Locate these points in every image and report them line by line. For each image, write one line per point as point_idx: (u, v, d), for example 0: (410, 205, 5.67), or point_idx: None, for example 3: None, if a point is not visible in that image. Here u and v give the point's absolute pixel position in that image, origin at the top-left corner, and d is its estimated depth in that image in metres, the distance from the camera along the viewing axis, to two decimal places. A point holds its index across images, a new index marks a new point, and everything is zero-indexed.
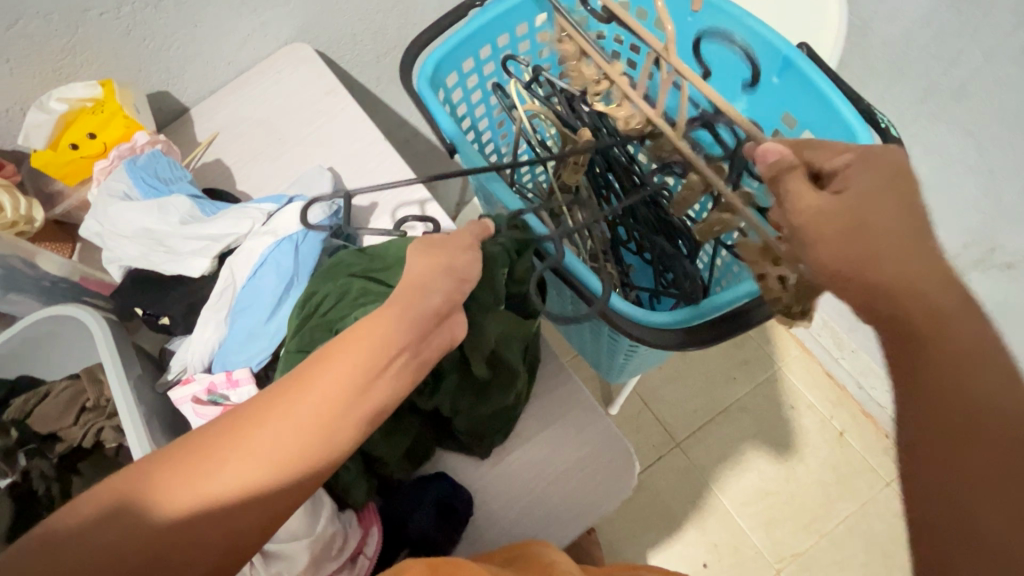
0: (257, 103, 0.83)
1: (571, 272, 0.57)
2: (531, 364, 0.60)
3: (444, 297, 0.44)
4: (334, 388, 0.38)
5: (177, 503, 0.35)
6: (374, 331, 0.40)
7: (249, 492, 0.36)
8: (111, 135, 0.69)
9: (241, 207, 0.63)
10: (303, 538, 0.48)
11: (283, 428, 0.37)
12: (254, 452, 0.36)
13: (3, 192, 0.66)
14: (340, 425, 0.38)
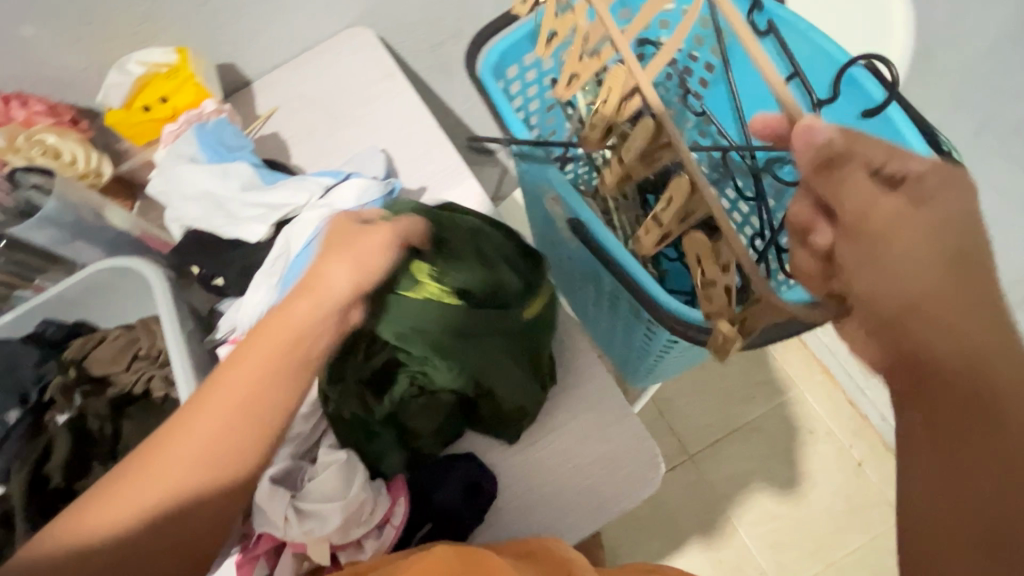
0: (316, 82, 0.86)
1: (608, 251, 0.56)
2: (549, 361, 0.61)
3: (348, 280, 0.46)
4: (255, 375, 0.43)
5: (178, 470, 0.41)
6: (279, 319, 0.45)
7: (205, 483, 0.41)
8: (181, 100, 0.72)
9: (300, 178, 0.65)
10: (336, 500, 0.50)
11: (214, 422, 0.42)
12: (230, 406, 0.42)
13: (77, 145, 0.69)
14: (269, 402, 0.43)
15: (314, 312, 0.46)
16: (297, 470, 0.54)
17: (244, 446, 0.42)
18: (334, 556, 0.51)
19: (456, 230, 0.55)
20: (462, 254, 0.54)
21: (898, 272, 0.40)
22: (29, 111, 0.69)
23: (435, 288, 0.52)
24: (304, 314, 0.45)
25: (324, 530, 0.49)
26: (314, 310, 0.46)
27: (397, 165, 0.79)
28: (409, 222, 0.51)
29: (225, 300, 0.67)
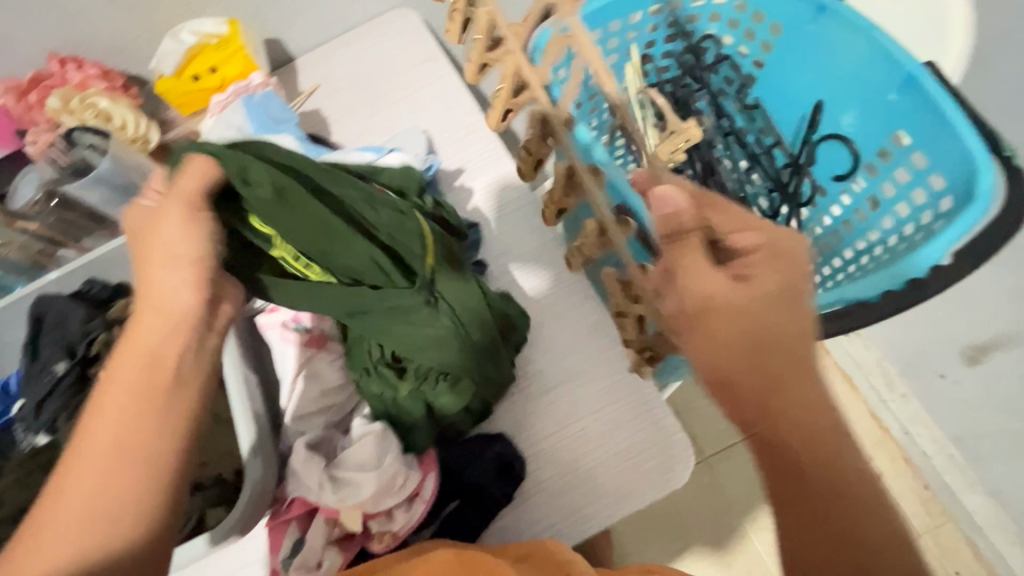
0: (358, 60, 0.86)
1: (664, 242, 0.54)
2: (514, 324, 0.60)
3: (190, 280, 0.41)
4: (122, 423, 0.37)
5: (73, 510, 0.34)
6: (126, 355, 0.40)
7: (110, 513, 0.35)
8: (230, 71, 0.74)
9: (343, 153, 0.66)
10: (370, 469, 0.51)
11: (91, 477, 0.35)
12: (113, 423, 0.37)
13: (129, 111, 0.71)
14: (157, 438, 0.37)
15: (166, 331, 0.40)
16: (331, 440, 0.56)
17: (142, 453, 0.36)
18: (365, 526, 0.52)
19: (266, 181, 0.44)
20: (288, 216, 0.46)
21: (732, 344, 0.40)
22: (84, 75, 0.70)
23: (307, 258, 0.49)
24: (158, 338, 0.40)
25: (357, 498, 0.50)
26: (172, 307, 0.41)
27: (437, 146, 0.79)
28: (183, 188, 0.42)
29: None
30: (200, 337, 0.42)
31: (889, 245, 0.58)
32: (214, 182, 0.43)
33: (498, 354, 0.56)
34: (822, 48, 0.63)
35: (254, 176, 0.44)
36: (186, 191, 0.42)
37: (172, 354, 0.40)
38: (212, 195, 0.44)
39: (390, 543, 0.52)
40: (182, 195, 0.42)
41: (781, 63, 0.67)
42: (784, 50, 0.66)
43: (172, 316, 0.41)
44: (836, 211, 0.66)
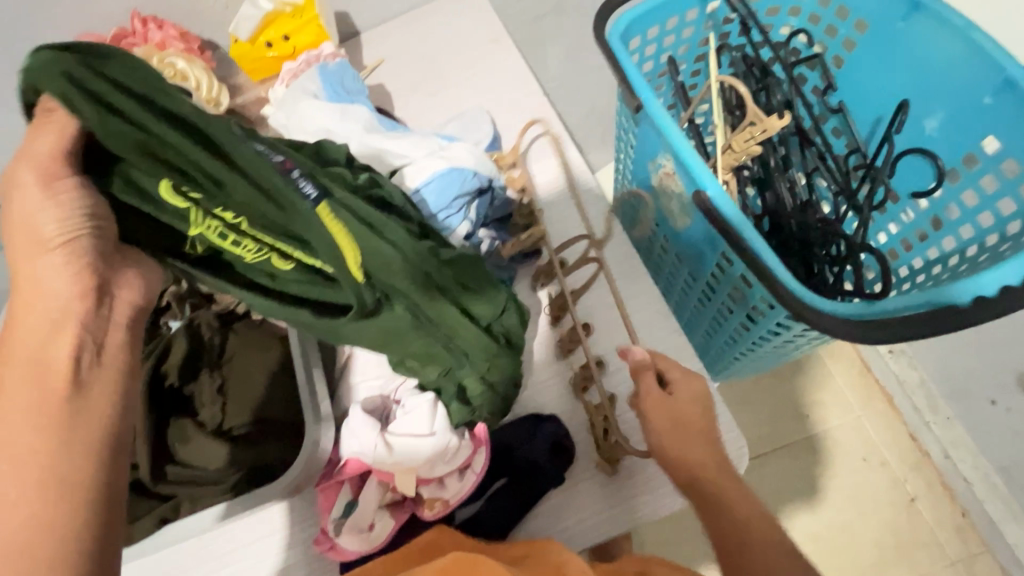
0: (425, 38, 0.87)
1: (736, 230, 0.50)
2: (490, 298, 0.51)
3: (61, 271, 0.34)
4: (28, 436, 0.33)
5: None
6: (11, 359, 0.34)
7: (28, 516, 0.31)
8: (302, 41, 0.75)
9: (421, 135, 0.65)
10: (424, 436, 0.51)
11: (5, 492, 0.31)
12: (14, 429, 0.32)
13: (204, 73, 0.72)
14: (60, 456, 0.33)
15: (51, 334, 0.34)
16: (385, 406, 0.55)
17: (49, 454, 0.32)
18: (417, 492, 0.52)
19: (114, 127, 0.33)
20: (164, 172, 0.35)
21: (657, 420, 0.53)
22: (164, 34, 0.72)
23: (235, 232, 0.39)
24: (42, 345, 0.34)
25: (412, 461, 0.51)
26: (59, 295, 0.34)
27: (498, 127, 0.78)
28: (34, 146, 0.33)
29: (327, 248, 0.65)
30: (92, 333, 0.35)
31: (968, 255, 0.57)
32: (78, 135, 0.34)
33: (465, 329, 0.49)
34: (915, 48, 0.60)
35: (90, 117, 0.32)
36: (34, 149, 0.33)
37: (64, 359, 0.34)
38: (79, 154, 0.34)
39: (440, 511, 0.51)
40: (28, 153, 0.33)
41: (862, 65, 0.66)
42: (868, 52, 0.65)
43: (48, 316, 0.34)
44: (910, 216, 0.65)
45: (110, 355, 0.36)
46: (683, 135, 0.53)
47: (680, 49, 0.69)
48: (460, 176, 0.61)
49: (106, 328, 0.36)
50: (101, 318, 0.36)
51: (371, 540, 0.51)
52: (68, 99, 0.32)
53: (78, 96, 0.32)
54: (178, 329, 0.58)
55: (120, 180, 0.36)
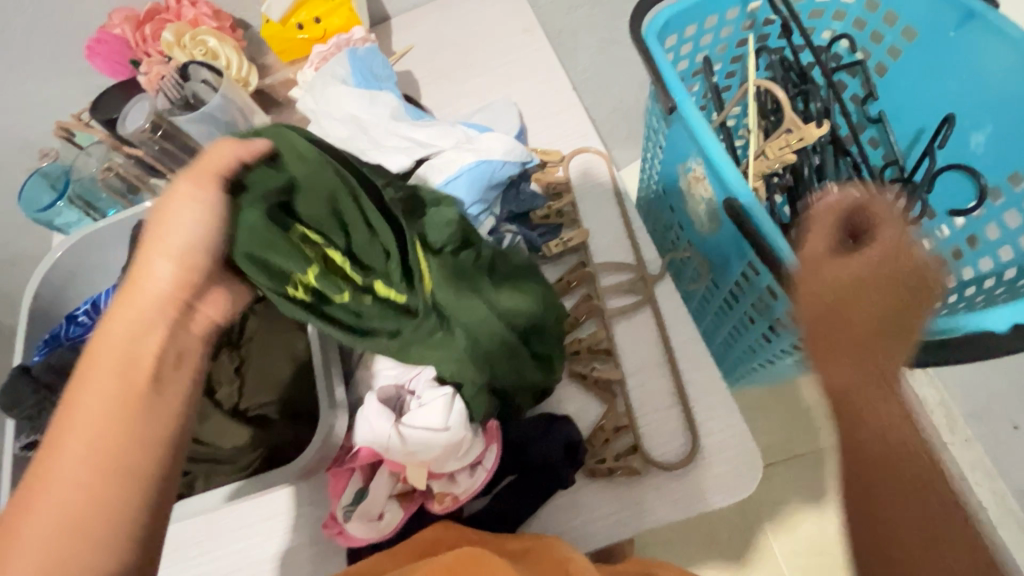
0: (457, 25, 0.86)
1: (767, 240, 0.49)
2: (531, 312, 0.54)
3: (172, 275, 0.39)
4: (101, 421, 0.34)
5: (62, 500, 0.32)
6: (98, 349, 0.37)
7: (95, 496, 0.33)
8: (333, 24, 0.75)
9: (450, 124, 0.64)
10: (436, 431, 0.50)
11: (77, 473, 0.33)
12: (92, 414, 0.35)
13: (234, 52, 0.73)
14: (133, 442, 0.35)
15: (141, 331, 0.38)
16: (399, 396, 0.54)
17: (128, 446, 0.35)
18: (428, 484, 0.52)
19: (304, 175, 0.42)
20: (317, 212, 0.44)
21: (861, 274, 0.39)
22: (197, 12, 0.71)
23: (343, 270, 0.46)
24: (130, 340, 0.37)
25: (426, 455, 0.50)
26: (156, 301, 0.39)
27: (525, 119, 0.77)
28: (204, 162, 0.39)
29: None
30: (176, 336, 0.39)
31: (1006, 278, 0.55)
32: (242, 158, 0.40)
33: (505, 347, 0.52)
34: (963, 60, 0.58)
35: (293, 165, 0.42)
36: (205, 164, 0.39)
37: (150, 355, 0.38)
38: (243, 173, 0.40)
39: (450, 505, 0.52)
40: (197, 169, 0.39)
41: (908, 73, 0.63)
42: (914, 59, 0.62)
43: (144, 316, 0.38)
44: (946, 233, 0.63)
45: (188, 359, 0.40)
46: (716, 140, 0.52)
47: (717, 49, 0.67)
48: (489, 169, 0.60)
49: (187, 335, 0.40)
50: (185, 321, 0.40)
51: (380, 529, 0.51)
52: (288, 144, 0.43)
53: (292, 147, 0.43)
54: None
55: (250, 220, 0.40)
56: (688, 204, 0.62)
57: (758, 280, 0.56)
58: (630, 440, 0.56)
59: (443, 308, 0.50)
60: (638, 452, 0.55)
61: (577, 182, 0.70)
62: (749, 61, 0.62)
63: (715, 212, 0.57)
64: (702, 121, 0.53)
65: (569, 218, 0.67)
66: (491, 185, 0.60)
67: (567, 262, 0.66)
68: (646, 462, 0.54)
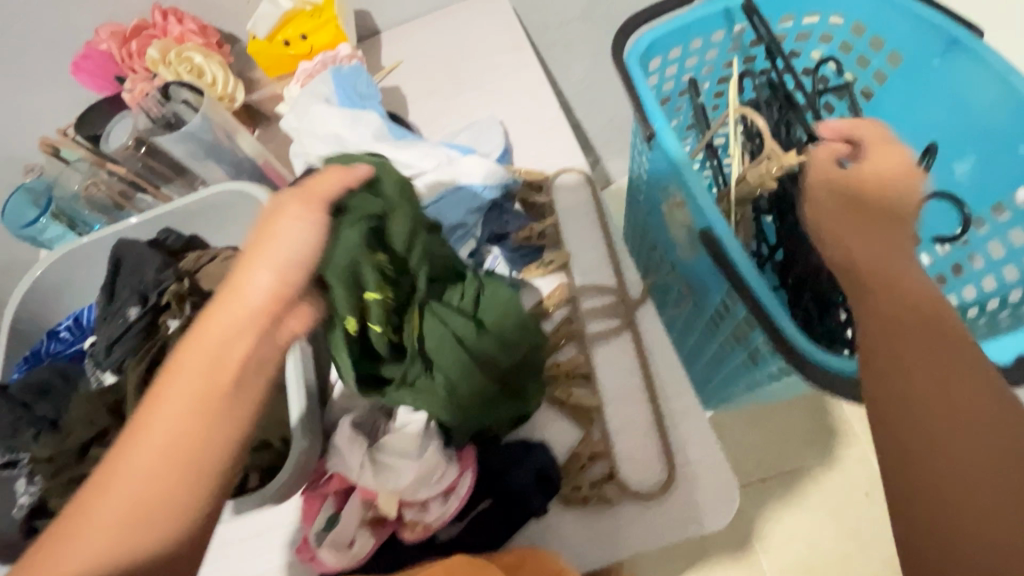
0: (447, 40, 0.86)
1: (741, 273, 0.48)
2: (513, 355, 0.54)
3: (268, 287, 0.40)
4: (182, 420, 0.37)
5: (133, 481, 0.35)
6: (193, 348, 0.39)
7: (164, 490, 0.35)
8: (320, 40, 0.74)
9: (432, 145, 0.64)
10: (410, 457, 0.50)
11: (151, 462, 0.36)
12: (176, 409, 0.37)
13: (220, 68, 0.73)
14: (203, 445, 0.37)
15: (232, 337, 0.39)
16: (374, 421, 0.55)
17: (198, 447, 0.36)
18: (400, 512, 0.52)
19: (400, 203, 0.47)
20: (403, 237, 0.47)
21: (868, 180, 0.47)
22: (184, 29, 0.71)
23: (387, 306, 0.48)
24: (220, 345, 0.39)
25: (396, 485, 0.50)
26: (247, 309, 0.39)
27: (512, 137, 0.76)
28: (317, 185, 0.42)
29: None
30: (265, 345, 0.40)
31: (988, 308, 0.55)
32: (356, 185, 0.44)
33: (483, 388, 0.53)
34: (950, 88, 0.58)
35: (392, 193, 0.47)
36: (314, 189, 0.42)
37: (233, 363, 0.39)
38: (348, 199, 0.44)
39: (420, 533, 0.51)
40: (308, 193, 0.42)
41: (893, 97, 0.64)
42: (899, 85, 0.63)
43: (240, 322, 0.39)
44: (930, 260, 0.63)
45: (267, 370, 0.40)
46: (695, 176, 0.52)
47: (703, 71, 0.67)
48: (471, 193, 0.61)
49: (273, 347, 0.40)
50: (274, 332, 0.40)
51: (350, 558, 0.50)
52: (392, 181, 0.47)
53: (389, 177, 0.48)
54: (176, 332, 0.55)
55: (349, 240, 0.43)
56: (670, 233, 0.62)
57: (735, 312, 0.56)
58: (607, 467, 0.55)
59: (433, 358, 0.52)
60: (614, 479, 0.55)
61: (559, 201, 0.70)
62: (732, 86, 0.62)
63: (694, 241, 0.57)
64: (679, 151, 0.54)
65: (551, 240, 0.67)
66: (474, 210, 0.61)
67: (552, 291, 0.64)
68: (622, 491, 0.54)
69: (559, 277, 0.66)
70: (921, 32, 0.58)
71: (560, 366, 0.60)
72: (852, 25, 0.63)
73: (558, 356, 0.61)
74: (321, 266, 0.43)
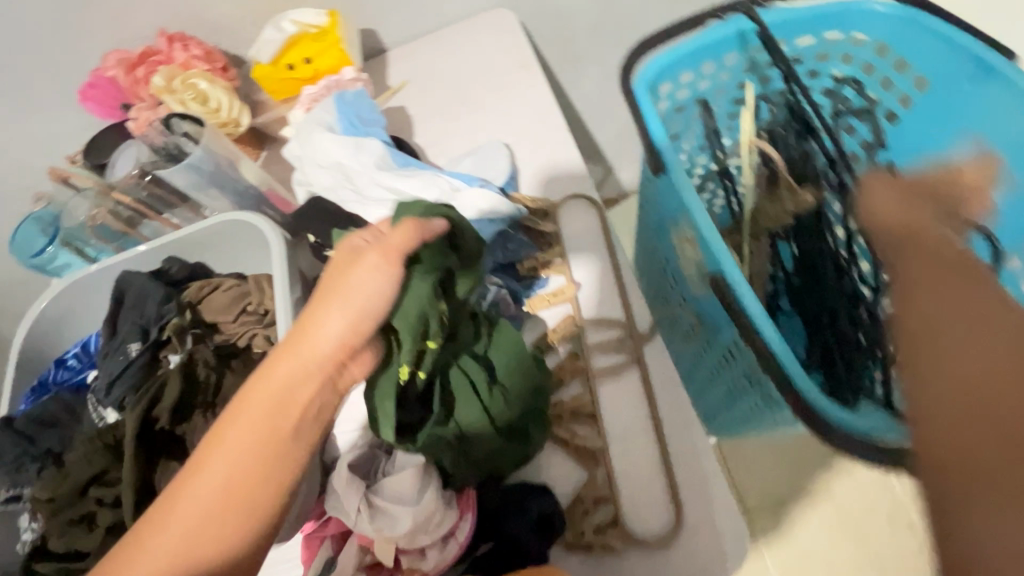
0: (453, 58, 0.85)
1: (753, 322, 0.46)
2: (525, 402, 0.53)
3: (336, 337, 0.42)
4: (248, 453, 0.40)
5: (196, 503, 0.39)
6: (260, 386, 0.42)
7: (222, 517, 0.39)
8: (324, 64, 0.74)
9: (435, 173, 0.63)
10: (407, 503, 0.49)
11: (213, 488, 0.39)
12: (242, 439, 0.40)
13: (224, 92, 0.72)
14: (262, 479, 0.40)
15: (299, 380, 0.42)
16: (373, 461, 0.54)
17: (256, 480, 0.40)
18: (396, 558, 0.50)
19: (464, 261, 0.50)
20: (466, 289, 0.50)
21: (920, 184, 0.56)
22: (188, 55, 0.71)
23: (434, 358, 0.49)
24: (286, 387, 0.42)
25: (392, 531, 0.48)
26: (312, 356, 0.42)
27: (518, 160, 0.74)
28: (394, 238, 0.44)
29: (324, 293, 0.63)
30: (326, 393, 0.43)
31: None
32: (430, 236, 0.46)
33: (492, 438, 0.52)
34: (984, 112, 0.55)
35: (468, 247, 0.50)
36: (392, 244, 0.44)
37: (298, 405, 0.42)
38: (423, 252, 0.46)
39: None
40: (389, 244, 0.44)
41: (919, 122, 0.62)
42: (926, 110, 0.61)
43: (306, 367, 0.42)
44: None
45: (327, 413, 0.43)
46: (706, 216, 0.50)
47: (716, 93, 0.65)
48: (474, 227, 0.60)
49: (333, 391, 0.43)
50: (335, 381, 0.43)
51: None
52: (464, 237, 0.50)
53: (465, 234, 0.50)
54: (173, 367, 0.54)
55: (423, 289, 0.45)
56: (681, 270, 0.60)
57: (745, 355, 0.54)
58: (611, 513, 0.53)
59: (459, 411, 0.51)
60: (619, 525, 0.53)
61: (569, 229, 0.68)
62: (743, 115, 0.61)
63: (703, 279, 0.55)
64: (690, 187, 0.52)
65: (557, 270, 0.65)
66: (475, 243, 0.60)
67: (560, 325, 0.62)
68: (627, 537, 0.52)
69: (565, 308, 0.64)
70: (951, 56, 0.56)
71: (566, 405, 0.58)
72: (876, 47, 0.61)
73: (562, 394, 0.59)
74: (391, 315, 0.44)
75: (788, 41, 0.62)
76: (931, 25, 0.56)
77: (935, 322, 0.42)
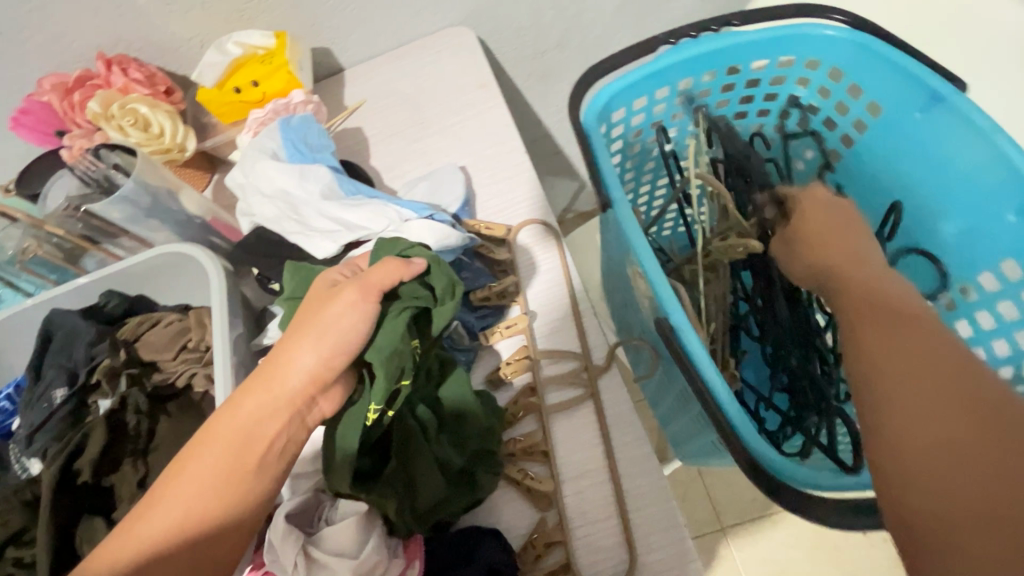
0: (411, 79, 0.82)
1: (697, 363, 0.46)
2: (479, 447, 0.53)
3: (306, 376, 0.44)
4: (217, 479, 0.41)
5: (163, 522, 0.39)
6: (235, 418, 0.43)
7: (191, 534, 0.40)
8: (272, 86, 0.71)
9: (385, 202, 0.61)
10: (347, 556, 0.46)
11: (182, 508, 0.40)
12: (215, 463, 0.41)
13: (166, 116, 0.68)
14: (229, 503, 0.41)
15: (271, 413, 0.43)
16: (316, 508, 0.51)
17: (225, 502, 0.41)
18: None
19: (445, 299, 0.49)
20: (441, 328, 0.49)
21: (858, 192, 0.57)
22: (127, 79, 0.68)
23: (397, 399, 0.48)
24: (258, 420, 0.43)
25: None
26: (281, 389, 0.44)
27: (477, 185, 0.72)
28: (371, 278, 0.46)
29: (270, 332, 0.59)
30: (295, 429, 0.44)
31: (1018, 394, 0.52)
32: (404, 276, 0.48)
33: (434, 486, 0.50)
34: (935, 144, 0.56)
35: (442, 289, 0.49)
36: (371, 281, 0.46)
37: (266, 439, 0.43)
38: (397, 290, 0.48)
39: None
40: (367, 284, 0.46)
41: (876, 146, 0.62)
42: (880, 135, 0.61)
43: (278, 401, 0.44)
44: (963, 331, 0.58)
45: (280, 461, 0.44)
46: (650, 251, 0.49)
47: (672, 116, 0.65)
48: None
49: (301, 427, 0.45)
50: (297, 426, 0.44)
51: None
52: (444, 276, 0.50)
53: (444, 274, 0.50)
54: (100, 415, 0.52)
55: (396, 324, 0.46)
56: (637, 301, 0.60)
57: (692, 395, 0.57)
58: (563, 556, 0.52)
59: (407, 458, 0.50)
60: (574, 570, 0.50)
61: (529, 261, 0.66)
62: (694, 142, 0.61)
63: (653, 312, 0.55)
64: (634, 220, 0.51)
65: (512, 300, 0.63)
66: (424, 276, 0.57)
67: (512, 361, 0.60)
68: None
69: (520, 339, 0.62)
70: (901, 84, 0.57)
71: (521, 446, 0.56)
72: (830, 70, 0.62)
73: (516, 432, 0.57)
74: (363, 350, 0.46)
75: (744, 64, 0.62)
76: (880, 52, 0.56)
77: (877, 308, 0.42)
